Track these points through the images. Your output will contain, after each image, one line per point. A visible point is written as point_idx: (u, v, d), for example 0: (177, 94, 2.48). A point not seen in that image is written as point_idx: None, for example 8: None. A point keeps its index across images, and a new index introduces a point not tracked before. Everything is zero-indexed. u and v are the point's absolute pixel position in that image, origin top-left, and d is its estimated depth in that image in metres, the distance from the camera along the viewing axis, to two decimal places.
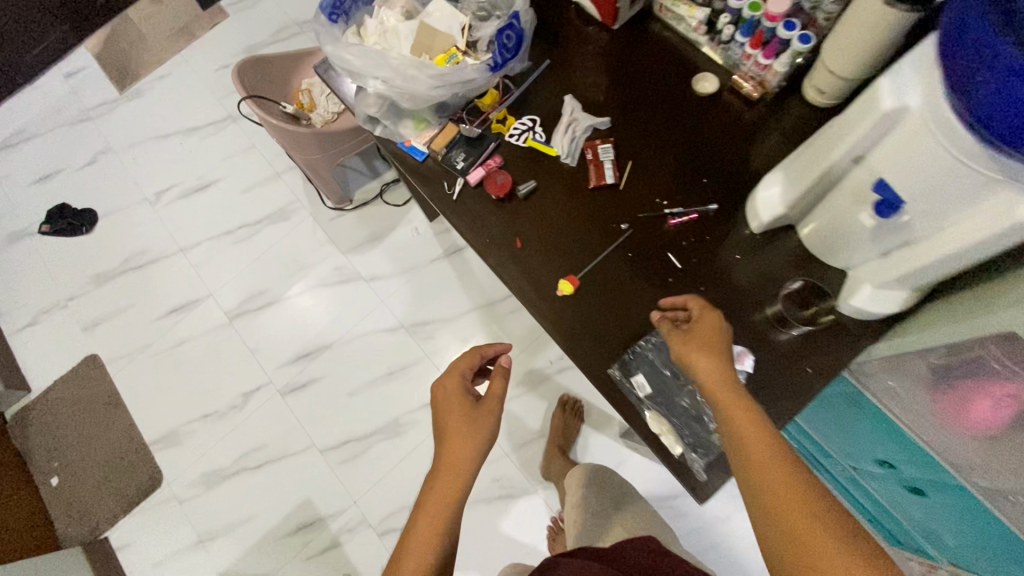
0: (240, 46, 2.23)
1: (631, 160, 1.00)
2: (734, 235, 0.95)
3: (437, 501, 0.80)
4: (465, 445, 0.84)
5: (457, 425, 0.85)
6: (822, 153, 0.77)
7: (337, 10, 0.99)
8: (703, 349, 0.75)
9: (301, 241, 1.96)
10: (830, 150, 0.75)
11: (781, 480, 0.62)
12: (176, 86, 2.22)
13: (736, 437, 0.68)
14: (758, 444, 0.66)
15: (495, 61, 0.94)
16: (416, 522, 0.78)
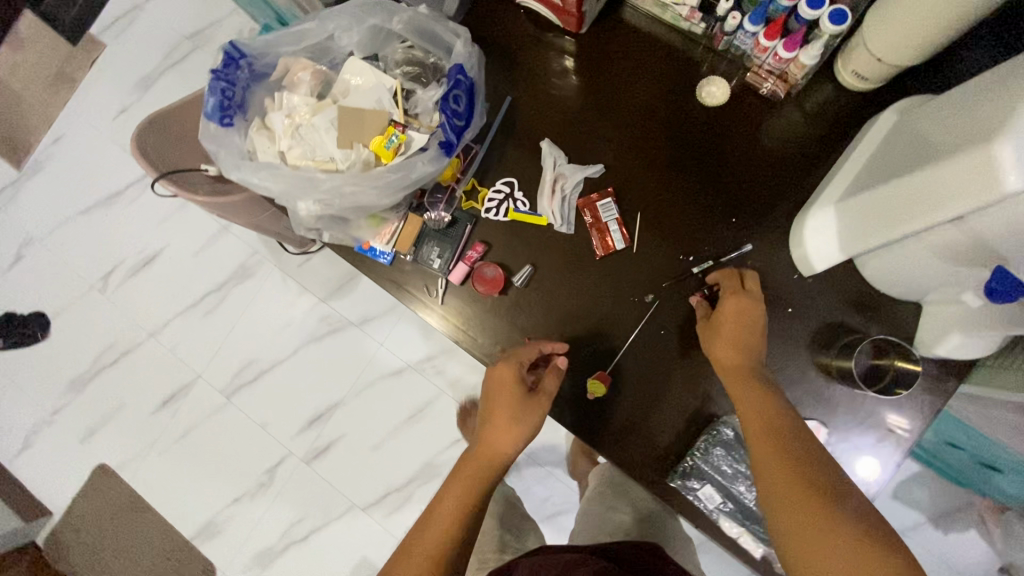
0: (132, 82, 1.89)
1: (640, 209, 0.81)
2: (780, 282, 0.78)
3: (463, 492, 0.72)
4: (504, 442, 0.74)
5: (500, 421, 0.74)
6: (894, 217, 0.59)
7: (229, 110, 0.74)
8: (726, 335, 0.70)
9: (276, 296, 1.78)
10: (904, 220, 0.58)
11: (791, 477, 0.58)
12: (76, 146, 1.91)
13: (751, 427, 0.64)
14: (774, 437, 0.61)
15: (446, 134, 0.72)
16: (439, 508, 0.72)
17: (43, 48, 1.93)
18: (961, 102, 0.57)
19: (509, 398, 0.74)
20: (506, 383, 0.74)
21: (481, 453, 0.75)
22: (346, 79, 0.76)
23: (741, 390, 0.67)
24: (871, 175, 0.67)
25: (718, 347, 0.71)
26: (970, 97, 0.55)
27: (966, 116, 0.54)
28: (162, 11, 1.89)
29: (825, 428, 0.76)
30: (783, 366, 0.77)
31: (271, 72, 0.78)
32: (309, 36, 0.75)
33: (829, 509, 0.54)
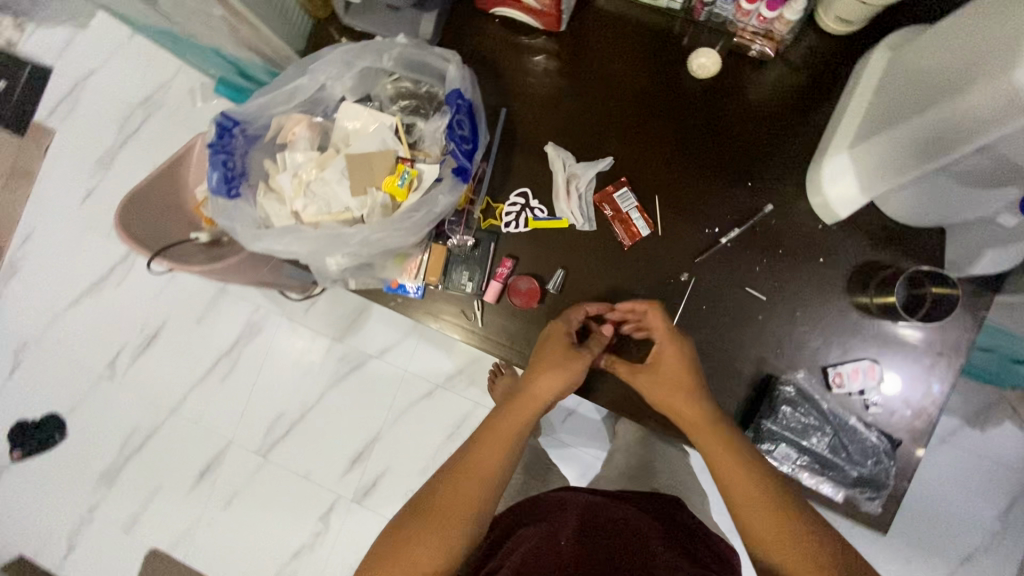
0: (91, 162, 1.84)
1: (656, 192, 0.82)
2: (808, 234, 0.80)
3: (509, 432, 0.69)
4: (545, 386, 0.72)
5: (553, 372, 0.72)
6: (915, 155, 0.61)
7: (233, 180, 0.73)
8: (671, 388, 0.70)
9: (289, 346, 1.76)
10: (927, 156, 0.60)
11: (764, 524, 0.60)
12: (50, 239, 1.85)
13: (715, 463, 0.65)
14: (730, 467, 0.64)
15: (459, 160, 0.71)
16: (480, 443, 0.69)
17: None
18: (949, 34, 0.59)
19: (566, 353, 0.73)
20: (553, 338, 0.75)
21: (530, 400, 0.71)
22: (345, 125, 0.75)
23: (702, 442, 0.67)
24: (879, 120, 0.69)
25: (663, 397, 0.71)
26: (959, 27, 0.57)
27: (956, 55, 0.56)
28: (106, 84, 1.83)
29: (879, 365, 0.78)
30: (826, 314, 0.79)
31: (265, 133, 0.76)
32: (299, 90, 0.74)
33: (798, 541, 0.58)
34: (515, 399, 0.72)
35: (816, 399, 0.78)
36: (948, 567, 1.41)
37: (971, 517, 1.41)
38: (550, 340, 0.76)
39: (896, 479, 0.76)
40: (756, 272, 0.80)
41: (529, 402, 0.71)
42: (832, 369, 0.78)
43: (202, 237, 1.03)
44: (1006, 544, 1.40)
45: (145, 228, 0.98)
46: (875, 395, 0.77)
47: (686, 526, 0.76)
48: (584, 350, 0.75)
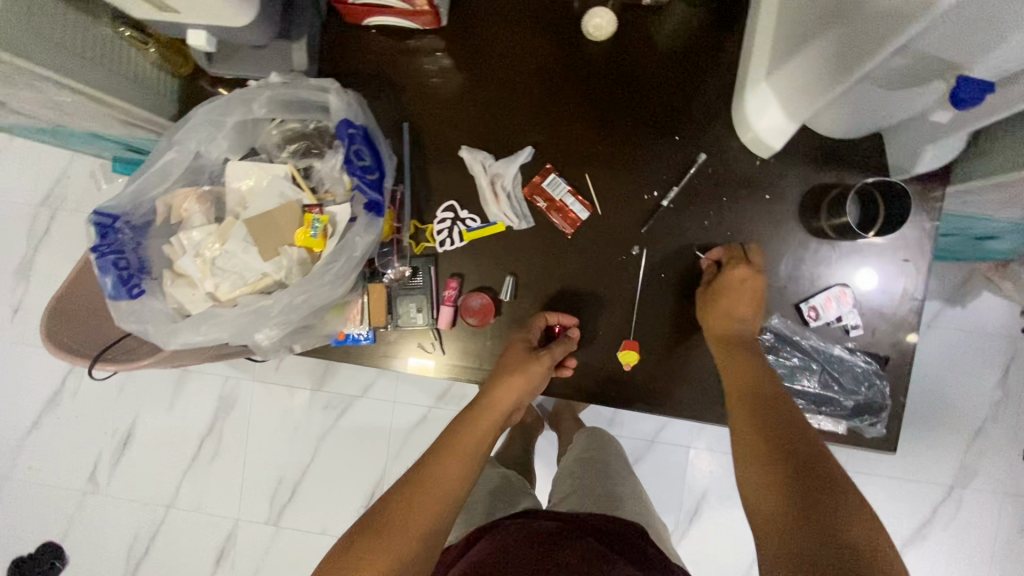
0: (8, 276, 1.71)
1: (585, 170, 0.78)
2: (747, 173, 0.76)
3: (473, 445, 0.68)
4: (510, 395, 0.70)
5: (516, 381, 0.70)
6: (835, 73, 0.57)
7: (130, 277, 0.66)
8: (722, 322, 0.71)
9: (269, 409, 1.69)
10: (843, 72, 0.56)
11: (756, 444, 0.59)
12: None
13: (736, 392, 0.66)
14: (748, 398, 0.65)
15: (367, 194, 0.65)
16: (443, 454, 0.67)
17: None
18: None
19: (524, 359, 0.71)
20: (516, 344, 0.74)
21: (492, 409, 0.70)
22: (238, 187, 0.69)
23: (726, 363, 0.69)
24: (790, 42, 0.64)
25: (717, 323, 0.71)
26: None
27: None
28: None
29: (851, 288, 0.76)
30: (786, 250, 0.76)
31: (154, 218, 0.69)
32: (174, 166, 0.67)
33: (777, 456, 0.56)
34: (477, 407, 0.71)
35: (796, 339, 0.76)
36: (962, 446, 1.43)
37: (972, 393, 1.43)
38: (512, 346, 0.74)
39: (892, 396, 0.75)
40: (708, 226, 0.77)
41: (492, 411, 0.70)
42: (806, 305, 0.75)
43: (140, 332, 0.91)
44: (1011, 410, 1.43)
45: (72, 329, 0.84)
46: (853, 319, 0.75)
47: (647, 553, 0.71)
48: (546, 353, 0.72)
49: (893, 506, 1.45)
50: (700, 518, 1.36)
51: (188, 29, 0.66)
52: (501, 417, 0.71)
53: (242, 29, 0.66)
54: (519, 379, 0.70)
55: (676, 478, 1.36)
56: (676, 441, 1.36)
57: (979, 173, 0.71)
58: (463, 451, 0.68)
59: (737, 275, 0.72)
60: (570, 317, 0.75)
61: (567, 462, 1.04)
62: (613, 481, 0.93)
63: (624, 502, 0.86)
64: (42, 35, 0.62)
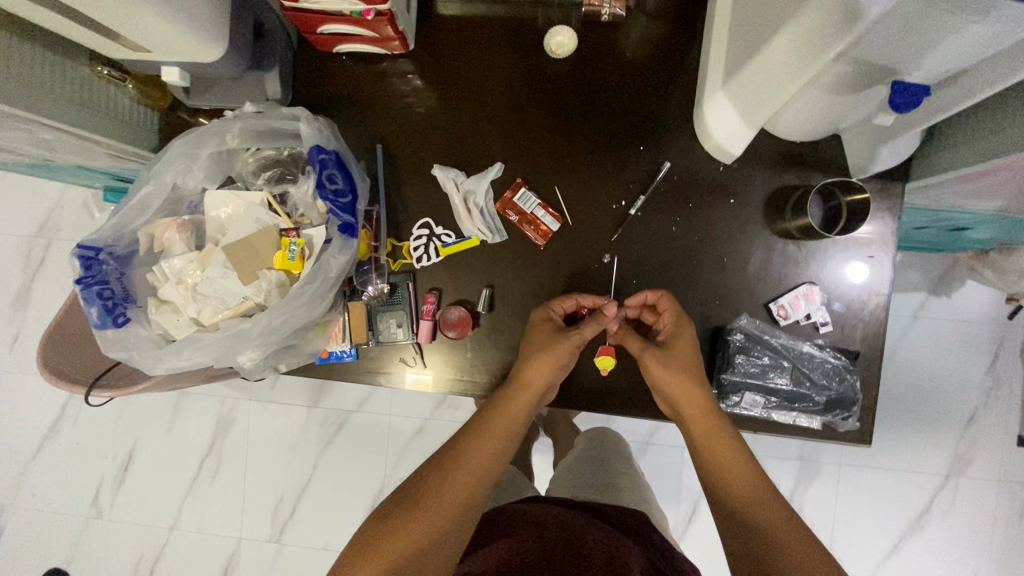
0: (6, 308, 1.74)
1: (555, 182, 0.80)
2: (712, 179, 0.78)
3: (507, 425, 0.70)
4: (542, 372, 0.70)
5: (548, 358, 0.70)
6: (813, 51, 0.53)
7: (115, 306, 0.68)
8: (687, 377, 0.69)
9: (267, 426, 1.71)
10: (813, 58, 0.54)
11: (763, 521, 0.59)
12: None
13: (721, 462, 0.65)
14: (735, 468, 0.64)
15: (341, 217, 0.68)
16: (480, 437, 0.69)
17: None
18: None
19: (552, 338, 0.71)
20: (540, 325, 0.74)
21: (526, 388, 0.70)
22: (216, 215, 0.71)
23: (699, 427, 0.68)
24: (742, 52, 0.67)
25: (675, 379, 0.68)
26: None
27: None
28: None
29: (818, 286, 0.77)
30: (754, 251, 0.78)
31: (138, 248, 0.72)
32: (152, 198, 0.69)
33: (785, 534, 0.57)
34: (510, 385, 0.72)
35: (767, 338, 0.77)
36: (954, 434, 1.44)
37: (962, 381, 1.44)
38: (537, 325, 0.74)
39: (864, 390, 0.76)
40: (678, 231, 0.78)
41: (527, 389, 0.70)
42: (775, 304, 0.77)
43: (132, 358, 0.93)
44: (1002, 396, 1.44)
45: (67, 359, 0.87)
46: (821, 315, 0.77)
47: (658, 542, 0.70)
48: (574, 331, 0.72)
49: (890, 496, 1.45)
50: (697, 516, 1.36)
51: (163, 66, 0.69)
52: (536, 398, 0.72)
53: (215, 63, 0.69)
54: (549, 359, 0.71)
55: (672, 478, 1.37)
56: (670, 442, 1.37)
57: (935, 169, 0.73)
58: (495, 438, 0.69)
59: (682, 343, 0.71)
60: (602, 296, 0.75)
61: (563, 461, 1.05)
62: (612, 470, 0.94)
63: (620, 495, 0.86)
64: (21, 78, 0.64)
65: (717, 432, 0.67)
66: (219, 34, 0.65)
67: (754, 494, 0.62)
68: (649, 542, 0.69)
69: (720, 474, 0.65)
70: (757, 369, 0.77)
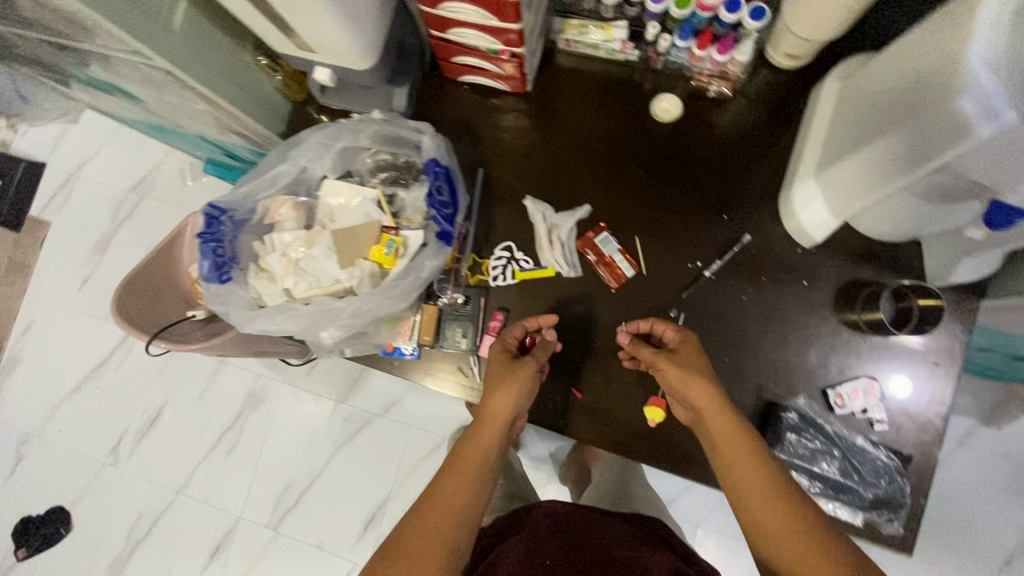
0: (86, 249, 1.87)
1: (637, 233, 0.84)
2: (787, 259, 0.81)
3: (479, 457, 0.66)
4: (505, 400, 0.70)
5: (512, 386, 0.71)
6: (880, 177, 0.63)
7: (223, 264, 0.75)
8: (695, 378, 0.66)
9: (290, 412, 1.75)
10: (895, 174, 0.61)
11: (780, 519, 0.56)
12: (50, 331, 1.86)
13: (735, 462, 0.61)
14: (752, 467, 0.60)
15: (441, 225, 0.74)
16: (450, 477, 0.64)
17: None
18: (906, 52, 0.60)
19: (508, 364, 0.73)
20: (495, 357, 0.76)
21: (492, 419, 0.69)
22: (329, 202, 0.78)
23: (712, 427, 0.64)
24: (839, 147, 0.71)
25: (686, 384, 0.66)
26: (931, 32, 0.56)
27: (927, 64, 0.56)
28: (97, 173, 1.89)
29: (878, 382, 0.78)
30: (819, 335, 0.80)
31: (252, 217, 0.79)
32: (282, 175, 0.77)
33: (808, 536, 0.54)
34: (474, 422, 0.70)
35: (821, 423, 0.78)
36: None
37: (1002, 521, 1.37)
38: (494, 354, 0.76)
39: (912, 496, 0.75)
40: (747, 301, 0.81)
41: (491, 419, 0.69)
42: (833, 391, 0.78)
43: (195, 317, 1.00)
44: None
45: (139, 314, 0.95)
46: (876, 412, 0.77)
47: (674, 545, 0.74)
48: (529, 358, 0.74)
49: None
50: None
51: (317, 66, 0.77)
52: (505, 429, 0.70)
53: (361, 72, 0.78)
54: (508, 384, 0.71)
55: None
56: (685, 516, 1.34)
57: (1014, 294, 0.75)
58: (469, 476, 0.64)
59: (687, 348, 0.70)
60: (549, 319, 0.78)
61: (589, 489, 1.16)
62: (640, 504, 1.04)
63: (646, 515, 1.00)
64: (202, 55, 0.73)
65: (732, 429, 0.63)
66: (375, 48, 0.74)
67: (766, 488, 0.59)
68: (668, 544, 0.73)
69: (735, 475, 0.61)
70: (804, 451, 0.77)
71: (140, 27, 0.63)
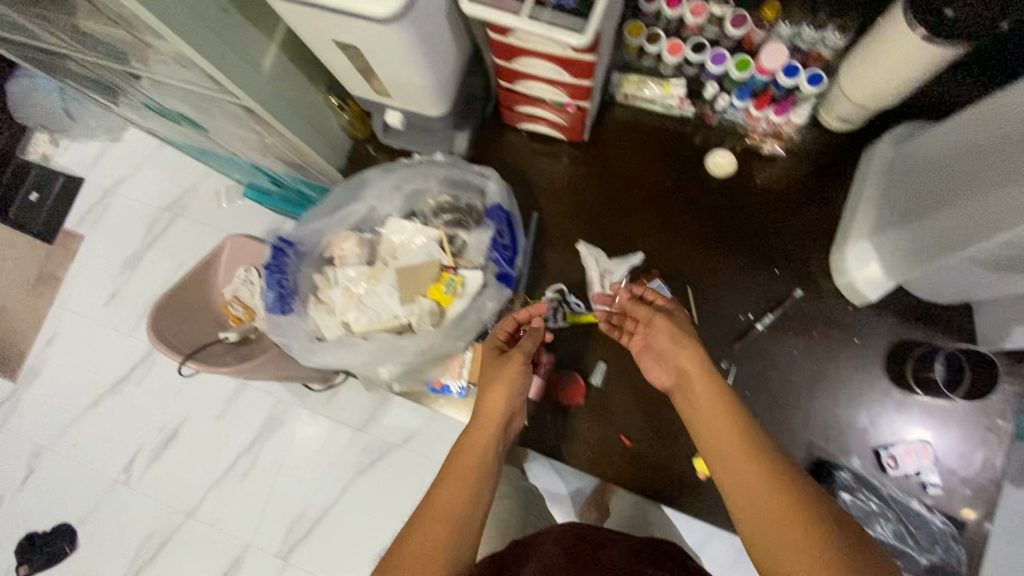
0: (103, 249, 1.68)
1: (690, 282, 0.86)
2: (837, 315, 0.82)
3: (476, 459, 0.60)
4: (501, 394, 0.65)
5: (501, 384, 0.66)
6: (927, 252, 0.67)
7: (285, 296, 0.77)
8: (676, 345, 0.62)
9: (313, 438, 1.56)
10: (958, 244, 0.62)
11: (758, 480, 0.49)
12: (67, 342, 1.67)
13: (711, 422, 0.55)
14: (725, 425, 0.54)
15: (501, 267, 0.77)
16: (444, 485, 0.57)
17: (10, 250, 1.69)
18: (953, 135, 0.65)
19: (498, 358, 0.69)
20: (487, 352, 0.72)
21: (488, 416, 0.64)
22: (392, 239, 0.80)
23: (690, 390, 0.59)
24: (898, 211, 0.73)
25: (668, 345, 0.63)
26: (965, 125, 0.63)
27: (976, 142, 0.60)
28: (135, 183, 1.69)
29: (931, 445, 0.78)
30: (869, 392, 0.80)
31: (315, 250, 0.81)
32: (351, 214, 0.81)
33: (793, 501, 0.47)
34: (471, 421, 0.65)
35: (875, 484, 0.78)
36: None
37: None
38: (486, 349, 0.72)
39: (967, 564, 0.74)
40: (798, 355, 0.82)
41: (485, 415, 0.64)
42: (885, 451, 0.78)
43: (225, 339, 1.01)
44: None
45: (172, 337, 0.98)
46: (930, 475, 0.77)
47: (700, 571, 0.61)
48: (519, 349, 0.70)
49: None
50: None
51: (389, 110, 0.81)
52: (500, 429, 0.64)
53: (431, 117, 0.81)
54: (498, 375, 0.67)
55: None
56: None
57: None
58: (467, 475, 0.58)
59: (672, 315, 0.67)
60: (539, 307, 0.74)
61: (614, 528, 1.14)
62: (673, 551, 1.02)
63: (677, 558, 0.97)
64: (286, 94, 0.76)
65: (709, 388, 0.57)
66: (448, 97, 0.77)
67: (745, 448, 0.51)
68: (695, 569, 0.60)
69: (708, 432, 0.54)
70: (858, 512, 0.76)
71: (234, 69, 0.66)
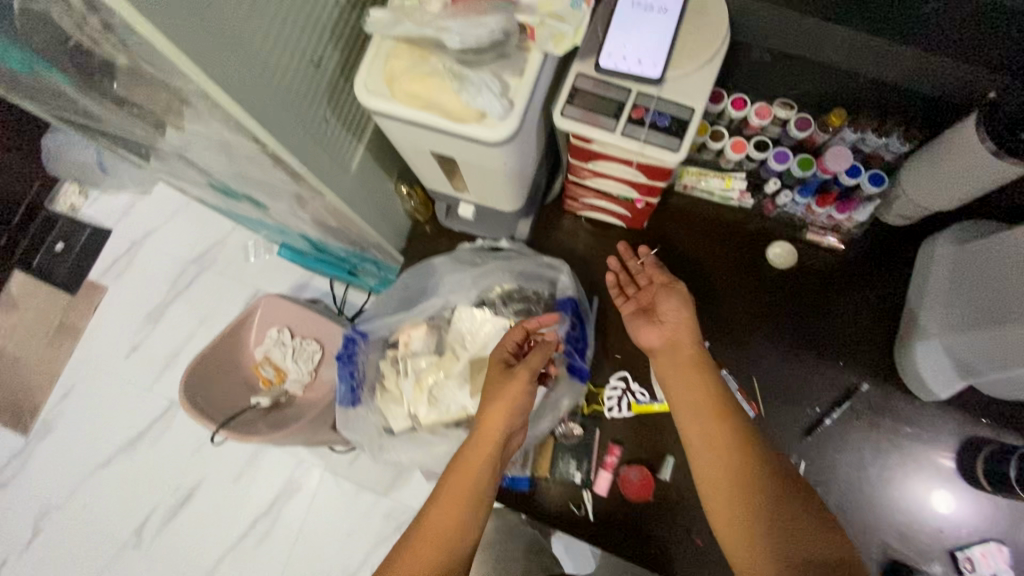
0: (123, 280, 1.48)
1: (754, 373, 0.86)
2: (903, 410, 0.83)
3: (475, 483, 0.63)
4: (502, 414, 0.66)
5: (500, 404, 0.66)
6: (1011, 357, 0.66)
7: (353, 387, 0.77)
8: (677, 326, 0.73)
9: (338, 504, 1.32)
10: None
11: (720, 444, 0.63)
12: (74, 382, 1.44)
13: (694, 392, 0.67)
14: (704, 397, 0.67)
15: (573, 361, 0.77)
16: (439, 502, 0.62)
17: (26, 301, 1.50)
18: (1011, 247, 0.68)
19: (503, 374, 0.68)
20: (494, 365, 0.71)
21: (484, 434, 0.65)
22: (460, 328, 0.79)
23: (678, 361, 0.71)
24: (971, 312, 0.72)
25: (670, 318, 0.74)
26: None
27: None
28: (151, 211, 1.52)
29: (1006, 546, 0.78)
30: (939, 489, 0.80)
31: (383, 338, 0.81)
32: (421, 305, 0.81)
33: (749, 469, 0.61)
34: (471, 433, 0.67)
35: None
36: None
37: None
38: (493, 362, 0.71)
39: None
40: (865, 450, 0.82)
41: (484, 435, 0.65)
42: (962, 553, 0.77)
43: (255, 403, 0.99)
44: None
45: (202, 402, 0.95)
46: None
47: None
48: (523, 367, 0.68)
49: None
50: None
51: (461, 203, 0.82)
52: (495, 452, 0.65)
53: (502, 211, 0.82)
54: (501, 395, 0.67)
55: None
56: None
57: None
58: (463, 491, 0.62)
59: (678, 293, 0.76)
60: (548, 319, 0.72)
61: None
62: None
63: None
64: (364, 186, 0.77)
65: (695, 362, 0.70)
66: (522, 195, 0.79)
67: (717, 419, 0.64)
68: None
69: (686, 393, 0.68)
70: None
71: (327, 172, 0.68)
